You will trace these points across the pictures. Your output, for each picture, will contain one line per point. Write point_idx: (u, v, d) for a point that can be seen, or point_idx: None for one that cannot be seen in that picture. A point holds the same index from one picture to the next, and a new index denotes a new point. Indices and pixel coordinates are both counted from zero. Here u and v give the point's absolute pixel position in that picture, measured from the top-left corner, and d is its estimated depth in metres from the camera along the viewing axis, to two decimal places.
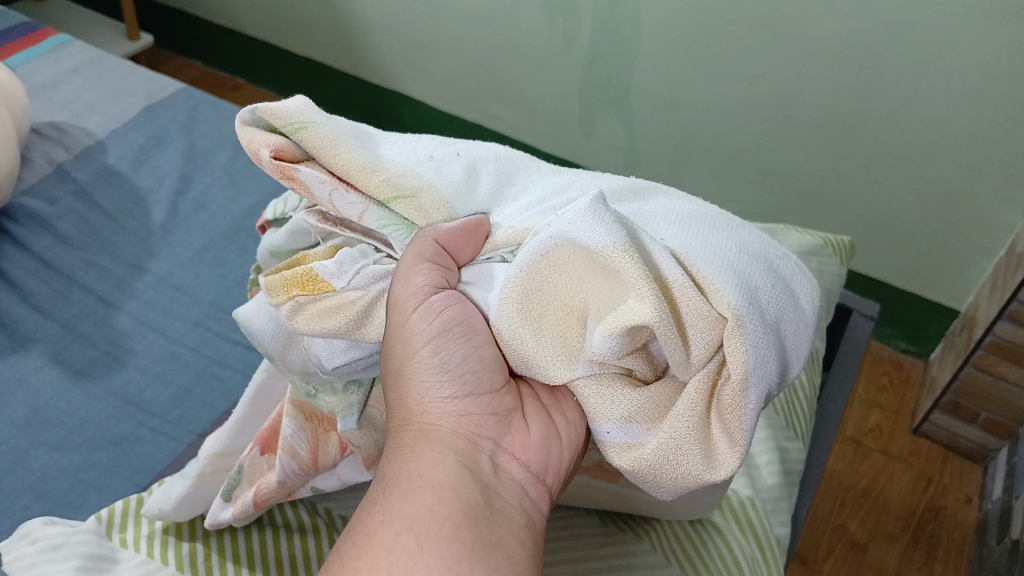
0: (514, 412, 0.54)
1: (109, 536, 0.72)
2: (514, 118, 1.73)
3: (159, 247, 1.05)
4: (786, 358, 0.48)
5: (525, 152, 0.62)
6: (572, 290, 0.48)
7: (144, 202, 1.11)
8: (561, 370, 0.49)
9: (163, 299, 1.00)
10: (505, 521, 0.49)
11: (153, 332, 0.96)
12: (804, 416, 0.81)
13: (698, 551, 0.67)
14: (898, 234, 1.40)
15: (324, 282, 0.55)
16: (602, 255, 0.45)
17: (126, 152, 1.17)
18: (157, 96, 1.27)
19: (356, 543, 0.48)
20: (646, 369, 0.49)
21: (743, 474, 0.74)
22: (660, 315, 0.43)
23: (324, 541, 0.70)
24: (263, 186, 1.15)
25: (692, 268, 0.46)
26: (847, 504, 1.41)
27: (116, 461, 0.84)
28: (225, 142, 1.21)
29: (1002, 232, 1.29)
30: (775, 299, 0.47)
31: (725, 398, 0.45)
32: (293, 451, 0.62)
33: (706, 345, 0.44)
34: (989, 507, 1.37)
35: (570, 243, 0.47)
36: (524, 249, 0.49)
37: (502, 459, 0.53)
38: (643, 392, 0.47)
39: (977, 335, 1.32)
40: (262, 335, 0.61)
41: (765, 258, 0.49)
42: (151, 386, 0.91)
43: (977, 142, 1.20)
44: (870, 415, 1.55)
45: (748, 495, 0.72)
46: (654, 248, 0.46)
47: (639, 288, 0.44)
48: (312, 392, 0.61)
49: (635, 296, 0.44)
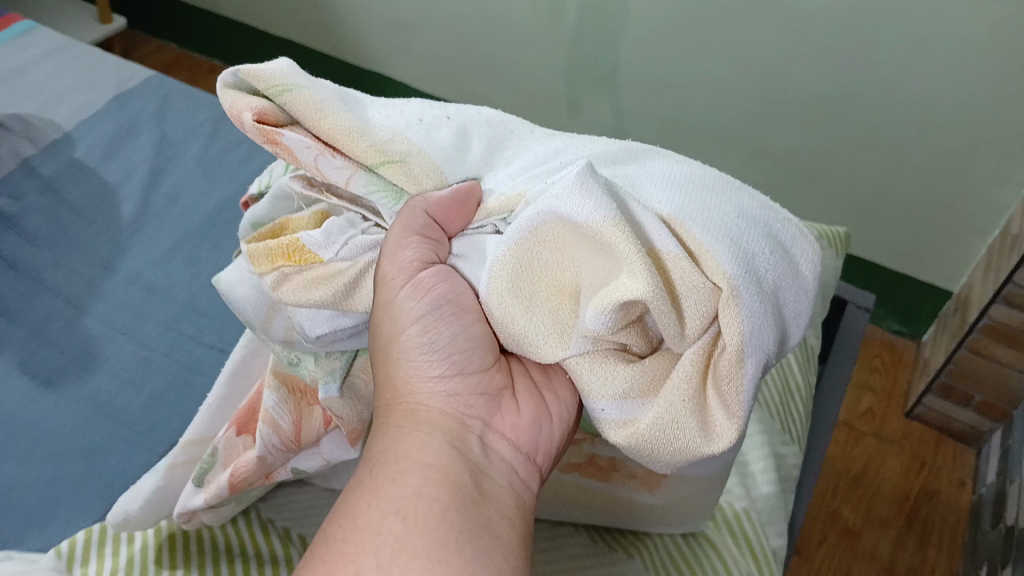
0: (504, 391, 0.54)
1: (69, 569, 0.67)
2: (498, 98, 1.69)
3: (129, 245, 1.01)
4: (785, 330, 0.46)
5: (515, 115, 0.60)
6: (564, 265, 0.47)
7: (114, 197, 1.06)
8: (553, 348, 0.48)
9: (134, 301, 0.95)
10: (494, 503, 0.48)
11: (123, 336, 0.92)
12: (800, 417, 0.78)
13: (692, 568, 0.65)
14: (891, 214, 1.38)
15: (312, 252, 0.54)
16: (594, 230, 0.44)
17: (94, 144, 1.12)
18: (127, 84, 1.22)
19: (348, 517, 0.47)
20: (638, 343, 0.47)
21: (737, 484, 0.71)
22: (654, 289, 0.42)
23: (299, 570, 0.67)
24: (238, 177, 1.11)
25: (686, 237, 0.45)
26: (841, 490, 1.39)
27: (85, 474, 0.81)
28: (198, 132, 1.16)
29: (997, 212, 1.27)
30: (774, 267, 0.46)
31: (722, 368, 0.44)
32: (275, 424, 0.60)
33: (701, 318, 0.43)
34: (982, 490, 1.36)
35: (561, 219, 0.46)
36: (515, 225, 0.48)
37: (491, 437, 0.53)
38: (636, 367, 0.46)
39: (970, 317, 1.30)
40: (244, 304, 0.59)
41: (763, 224, 0.48)
42: (122, 393, 0.87)
43: (974, 120, 1.17)
44: (862, 397, 1.53)
45: (743, 506, 0.70)
46: (645, 219, 0.45)
47: (634, 261, 0.43)
48: (294, 359, 0.60)
49: (627, 271, 0.43)
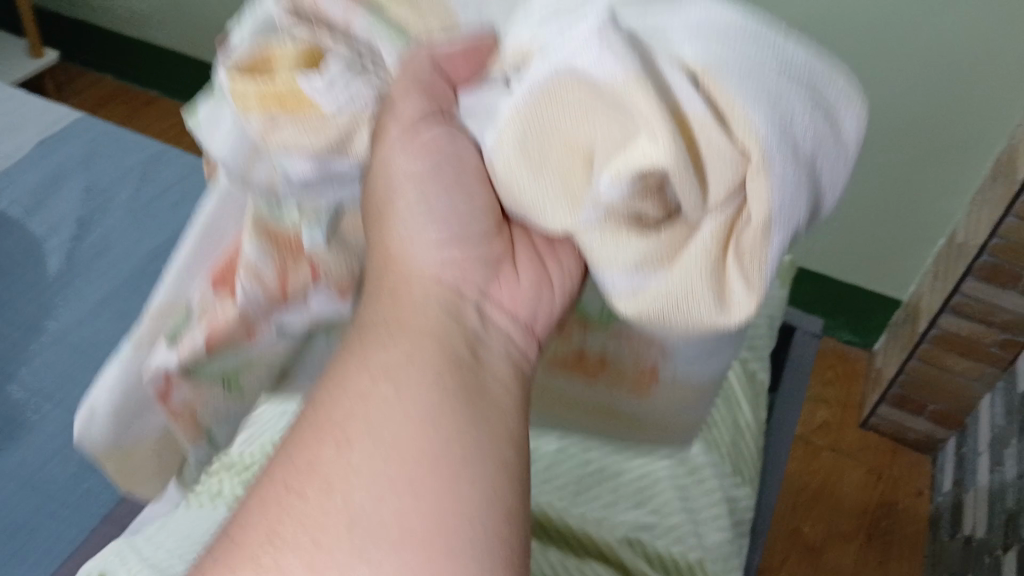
0: (504, 258, 0.47)
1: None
2: None
3: (55, 303, 0.96)
4: (821, 197, 0.36)
5: None
6: (576, 124, 0.36)
7: (39, 251, 1.01)
8: (561, 213, 0.39)
9: (61, 362, 0.91)
10: (489, 376, 0.44)
11: (49, 402, 0.87)
12: (752, 456, 0.72)
13: None
14: (840, 229, 1.38)
15: (309, 103, 0.43)
16: (611, 90, 0.34)
17: (19, 196, 1.08)
18: (52, 130, 1.17)
19: (330, 389, 0.43)
20: (662, 207, 0.36)
21: (690, 534, 0.65)
22: (677, 159, 0.33)
23: None
24: (170, 225, 1.06)
25: (715, 91, 0.34)
26: (800, 507, 1.39)
27: (11, 555, 0.76)
28: (128, 176, 1.12)
29: (943, 221, 1.28)
30: (822, 124, 0.35)
31: (746, 241, 0.36)
32: (257, 276, 0.49)
33: (727, 186, 0.34)
34: (940, 499, 1.36)
35: (573, 77, 0.35)
36: (524, 80, 0.37)
37: (489, 309, 0.47)
38: (650, 237, 0.37)
39: (920, 328, 1.31)
40: (218, 145, 0.46)
41: (814, 71, 0.35)
42: (48, 465, 0.82)
43: (919, 127, 1.18)
44: (818, 411, 1.53)
45: (697, 558, 0.64)
46: (670, 70, 0.34)
47: (656, 131, 0.33)
48: (273, 205, 0.49)
49: (647, 132, 0.34)
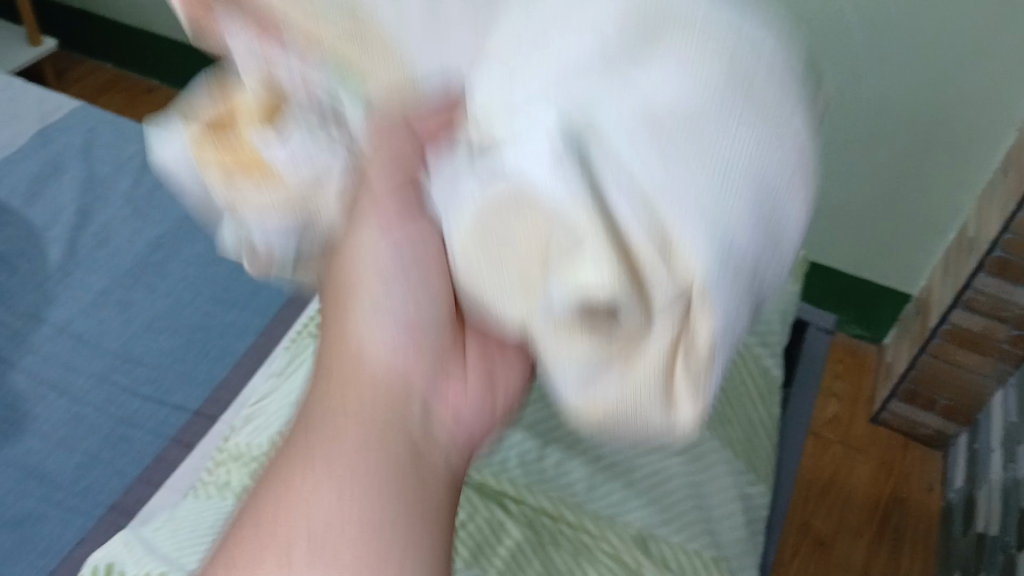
0: (455, 355, 0.43)
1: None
2: None
3: (58, 292, 0.94)
4: (762, 292, 0.34)
5: None
6: (529, 221, 0.32)
7: (39, 239, 0.99)
8: (518, 304, 0.35)
9: (63, 352, 0.88)
10: (432, 480, 0.40)
11: (53, 391, 0.85)
12: (766, 453, 0.70)
13: None
14: (847, 222, 1.37)
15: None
16: (556, 207, 0.31)
17: (17, 184, 1.04)
18: (51, 117, 1.14)
19: (272, 494, 0.39)
20: (638, 314, 0.32)
21: (706, 532, 0.61)
22: (615, 286, 0.31)
23: None
24: (171, 215, 1.03)
25: (661, 218, 0.30)
26: (811, 501, 1.37)
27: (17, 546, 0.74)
28: (127, 168, 1.08)
29: (953, 213, 1.27)
30: (763, 226, 0.32)
31: (689, 363, 0.32)
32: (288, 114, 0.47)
33: (674, 294, 0.31)
34: (952, 495, 1.34)
35: (525, 182, 0.31)
36: (483, 167, 0.32)
37: (437, 408, 0.42)
38: (593, 350, 0.33)
39: (931, 322, 1.29)
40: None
41: (770, 192, 0.32)
42: (55, 454, 0.81)
43: (932, 117, 1.16)
44: (828, 405, 1.51)
45: (714, 556, 0.60)
46: (615, 182, 0.31)
47: (588, 246, 0.31)
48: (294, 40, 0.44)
49: (590, 261, 0.31)
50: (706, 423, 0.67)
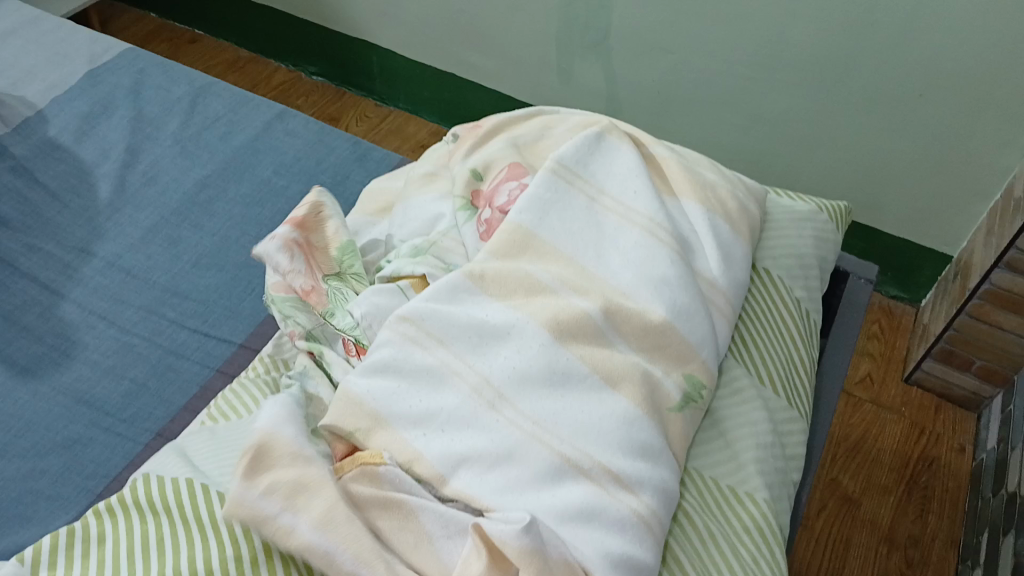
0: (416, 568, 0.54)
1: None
2: (489, 67, 1.63)
3: (107, 227, 0.96)
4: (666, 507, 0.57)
5: (646, 184, 0.69)
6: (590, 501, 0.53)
7: (89, 176, 1.01)
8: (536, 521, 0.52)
9: (112, 285, 0.91)
10: None
11: (103, 322, 0.88)
12: (805, 392, 0.70)
13: (722, 566, 0.57)
14: (889, 180, 1.35)
15: None
16: (597, 477, 0.55)
17: (68, 122, 1.07)
18: (100, 59, 1.16)
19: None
20: (630, 502, 0.54)
21: (756, 473, 0.62)
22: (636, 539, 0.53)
23: (200, 542, 0.52)
24: (218, 155, 1.05)
25: (626, 475, 0.55)
26: (839, 458, 1.38)
27: (67, 466, 0.77)
28: (176, 107, 1.10)
29: (999, 174, 1.26)
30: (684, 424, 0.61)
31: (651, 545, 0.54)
32: None
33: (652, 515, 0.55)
34: (984, 456, 1.34)
35: (594, 516, 0.53)
36: (563, 515, 0.53)
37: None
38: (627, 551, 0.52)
39: (972, 283, 1.28)
40: None
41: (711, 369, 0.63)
42: (102, 381, 0.83)
43: (985, 70, 1.15)
44: (861, 364, 1.51)
45: (763, 497, 0.61)
46: (619, 414, 0.57)
47: (619, 468, 0.55)
48: None
49: (618, 522, 0.53)
50: (733, 353, 0.68)
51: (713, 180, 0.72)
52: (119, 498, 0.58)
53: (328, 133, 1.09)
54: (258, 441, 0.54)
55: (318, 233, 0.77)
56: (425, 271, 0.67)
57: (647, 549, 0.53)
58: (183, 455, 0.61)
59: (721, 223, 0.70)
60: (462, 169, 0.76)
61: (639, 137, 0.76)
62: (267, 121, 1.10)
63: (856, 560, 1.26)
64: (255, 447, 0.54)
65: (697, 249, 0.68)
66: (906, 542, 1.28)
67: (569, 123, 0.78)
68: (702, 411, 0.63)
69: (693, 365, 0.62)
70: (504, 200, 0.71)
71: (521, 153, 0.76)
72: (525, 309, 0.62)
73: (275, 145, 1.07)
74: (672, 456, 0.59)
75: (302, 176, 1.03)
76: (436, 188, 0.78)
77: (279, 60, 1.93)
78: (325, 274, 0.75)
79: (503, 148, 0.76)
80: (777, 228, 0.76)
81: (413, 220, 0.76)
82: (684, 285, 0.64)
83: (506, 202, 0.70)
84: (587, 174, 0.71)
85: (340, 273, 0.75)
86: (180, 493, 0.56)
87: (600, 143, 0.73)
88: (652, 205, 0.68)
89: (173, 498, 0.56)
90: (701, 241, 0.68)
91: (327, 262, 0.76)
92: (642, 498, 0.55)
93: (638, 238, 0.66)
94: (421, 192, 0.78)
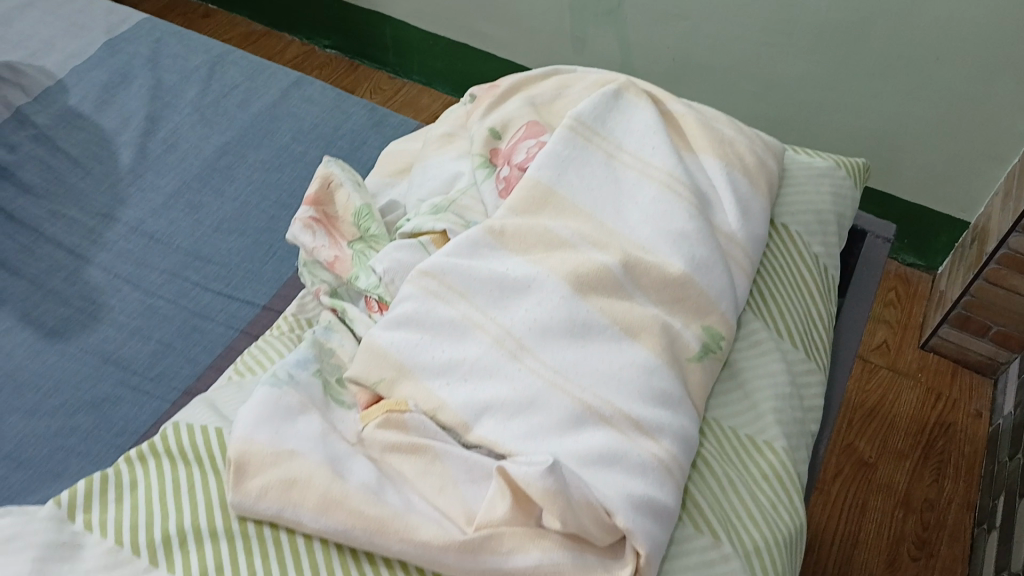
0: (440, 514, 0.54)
1: (72, 518, 0.55)
2: (502, 36, 1.63)
3: (129, 193, 0.97)
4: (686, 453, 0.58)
5: (665, 140, 0.70)
6: (606, 453, 0.54)
7: (110, 143, 1.02)
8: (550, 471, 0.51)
9: (136, 249, 0.92)
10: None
11: (128, 285, 0.89)
12: (823, 345, 0.71)
13: (740, 514, 0.58)
14: (905, 145, 1.35)
15: None
16: (615, 422, 0.56)
17: (88, 91, 1.08)
18: (117, 29, 1.17)
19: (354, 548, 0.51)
20: (649, 445, 0.55)
21: (775, 423, 0.63)
22: (653, 485, 0.53)
23: (215, 480, 0.56)
24: (236, 122, 1.06)
25: (644, 419, 0.56)
26: (855, 424, 1.37)
27: (97, 424, 0.79)
28: (194, 76, 1.11)
29: (1016, 138, 1.25)
30: (706, 373, 0.62)
31: (671, 491, 0.54)
32: None
33: (672, 459, 0.55)
34: (1001, 421, 1.34)
35: (614, 462, 0.54)
36: (584, 463, 0.53)
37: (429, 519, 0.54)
38: (642, 503, 0.52)
39: (988, 248, 1.28)
40: None
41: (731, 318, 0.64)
42: (129, 342, 0.85)
43: (1004, 32, 1.15)
44: (878, 330, 1.50)
45: (783, 448, 0.62)
46: (639, 361, 0.58)
47: (638, 413, 0.56)
48: None
49: (637, 470, 0.54)
50: (751, 306, 0.69)
51: (730, 135, 0.73)
52: (149, 444, 0.59)
53: (345, 99, 1.10)
54: (236, 452, 0.53)
55: (332, 205, 0.77)
56: (446, 227, 0.68)
57: (667, 493, 0.54)
58: (211, 407, 0.62)
59: (738, 177, 0.70)
60: (480, 128, 0.76)
61: (657, 94, 0.76)
62: (284, 88, 1.11)
63: (872, 524, 1.26)
64: (235, 459, 0.53)
65: (715, 204, 0.68)
66: (922, 506, 1.28)
67: (586, 82, 0.78)
68: (721, 362, 0.63)
69: (712, 316, 0.63)
70: (523, 157, 0.71)
71: (538, 112, 0.77)
72: (545, 263, 0.63)
73: (292, 112, 1.08)
74: (691, 405, 0.59)
75: (320, 142, 1.04)
76: (453, 148, 0.78)
77: (292, 32, 1.90)
78: (348, 241, 0.75)
79: (521, 107, 0.76)
80: (794, 184, 0.77)
81: (431, 180, 0.76)
82: (703, 238, 0.64)
83: (524, 158, 0.71)
84: (605, 131, 0.71)
85: (362, 237, 0.74)
86: (211, 444, 0.58)
87: (618, 101, 0.74)
88: (670, 160, 0.68)
89: (204, 447, 0.58)
90: (719, 197, 0.69)
91: (348, 228, 0.75)
92: (663, 444, 0.56)
93: (658, 193, 0.67)
94: (440, 153, 0.79)
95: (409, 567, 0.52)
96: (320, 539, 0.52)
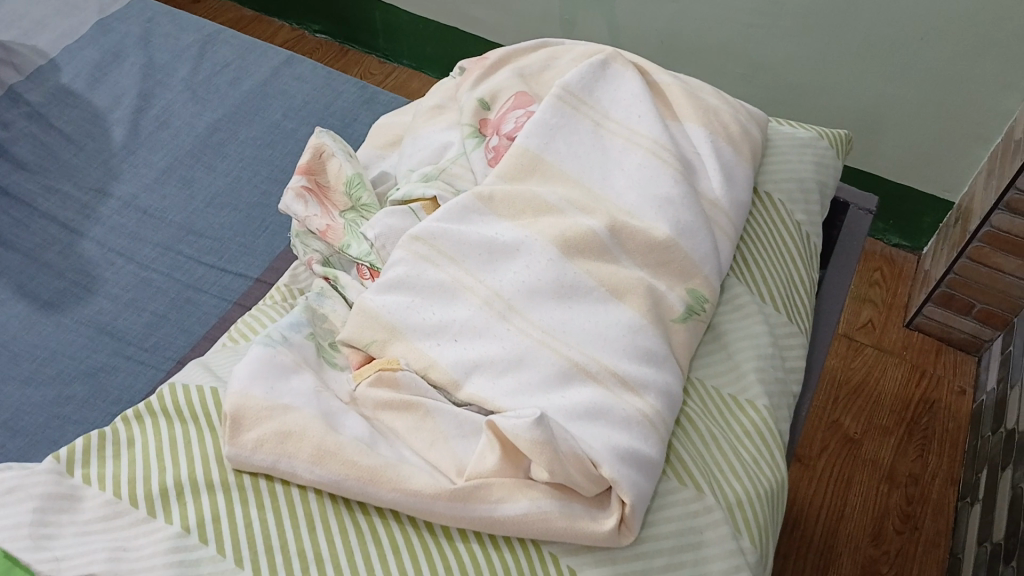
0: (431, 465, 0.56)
1: (71, 473, 0.56)
2: (491, 19, 1.64)
3: (123, 169, 0.98)
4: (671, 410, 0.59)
5: (651, 109, 0.71)
6: (594, 406, 0.55)
7: (103, 121, 1.03)
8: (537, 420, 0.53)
9: (130, 223, 0.93)
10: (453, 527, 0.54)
11: (122, 259, 0.90)
12: (806, 310, 0.72)
13: (722, 468, 0.60)
14: (890, 126, 1.37)
15: None
16: (601, 378, 0.57)
17: (80, 69, 1.08)
18: (109, 9, 1.17)
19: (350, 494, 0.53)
20: (634, 400, 0.57)
21: (757, 382, 0.64)
22: (637, 437, 0.55)
23: (212, 438, 0.57)
24: (228, 99, 1.07)
25: (629, 374, 0.57)
26: (841, 400, 1.35)
27: (92, 393, 0.80)
28: (186, 54, 1.12)
29: (999, 118, 1.27)
30: (690, 333, 0.63)
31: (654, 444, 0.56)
32: None
33: (657, 413, 0.57)
34: (984, 398, 1.32)
35: (599, 415, 0.55)
36: (570, 416, 0.55)
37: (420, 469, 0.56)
38: (628, 454, 0.54)
39: (972, 227, 1.28)
40: None
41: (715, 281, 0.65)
42: (124, 314, 0.86)
43: (985, 11, 1.16)
44: (863, 310, 1.47)
45: (765, 406, 0.64)
46: (625, 320, 0.60)
47: (623, 369, 0.58)
48: None
49: (622, 424, 0.55)
50: (733, 270, 0.70)
51: (715, 105, 0.74)
52: (146, 403, 0.60)
53: (335, 77, 1.11)
54: (232, 406, 0.55)
55: (325, 174, 0.79)
56: (436, 193, 0.69)
57: (651, 446, 0.55)
58: (209, 369, 0.64)
59: (723, 145, 0.72)
60: (469, 99, 0.77)
61: (643, 66, 0.78)
62: (274, 67, 1.12)
63: (857, 498, 1.24)
64: (230, 412, 0.55)
65: (700, 171, 0.70)
66: (907, 481, 1.26)
67: (574, 54, 0.80)
68: (704, 324, 0.65)
69: (697, 279, 0.64)
70: (511, 127, 0.73)
71: (526, 83, 0.78)
72: (534, 228, 0.64)
73: (283, 89, 1.09)
74: (675, 363, 0.61)
75: (311, 119, 1.05)
76: (443, 120, 0.80)
77: (282, 17, 1.90)
78: (340, 211, 0.77)
79: (510, 78, 0.78)
80: (777, 154, 0.78)
81: (421, 150, 0.78)
82: (687, 203, 0.66)
83: (513, 128, 0.73)
84: (592, 100, 0.73)
85: (354, 206, 0.76)
86: (207, 402, 0.59)
87: (605, 71, 0.75)
88: (656, 128, 0.70)
89: (199, 405, 0.59)
90: (704, 164, 0.70)
91: (340, 199, 0.77)
92: (647, 399, 0.57)
93: (644, 160, 0.68)
94: (430, 124, 0.80)
95: (401, 516, 0.54)
96: (315, 489, 0.54)
